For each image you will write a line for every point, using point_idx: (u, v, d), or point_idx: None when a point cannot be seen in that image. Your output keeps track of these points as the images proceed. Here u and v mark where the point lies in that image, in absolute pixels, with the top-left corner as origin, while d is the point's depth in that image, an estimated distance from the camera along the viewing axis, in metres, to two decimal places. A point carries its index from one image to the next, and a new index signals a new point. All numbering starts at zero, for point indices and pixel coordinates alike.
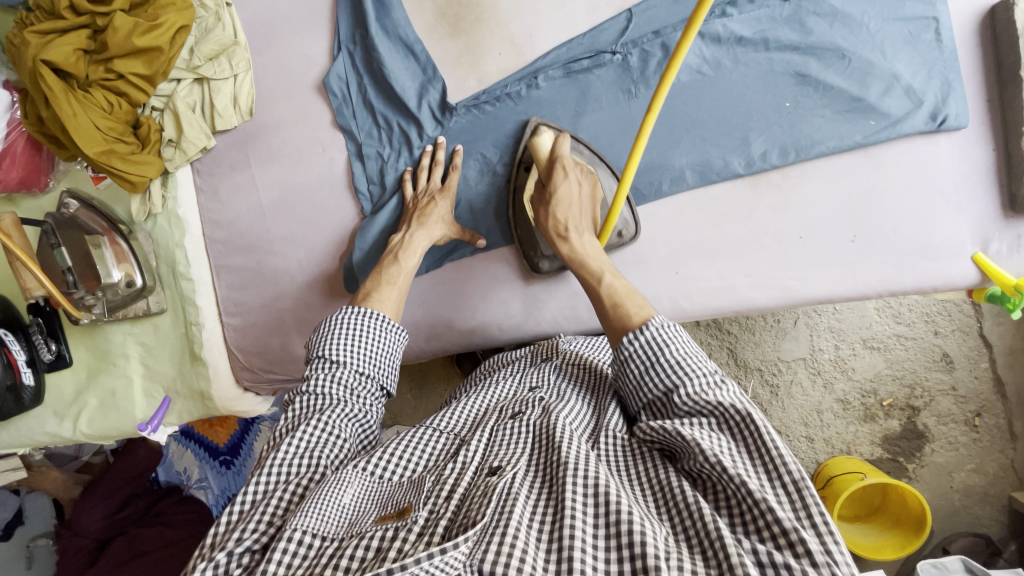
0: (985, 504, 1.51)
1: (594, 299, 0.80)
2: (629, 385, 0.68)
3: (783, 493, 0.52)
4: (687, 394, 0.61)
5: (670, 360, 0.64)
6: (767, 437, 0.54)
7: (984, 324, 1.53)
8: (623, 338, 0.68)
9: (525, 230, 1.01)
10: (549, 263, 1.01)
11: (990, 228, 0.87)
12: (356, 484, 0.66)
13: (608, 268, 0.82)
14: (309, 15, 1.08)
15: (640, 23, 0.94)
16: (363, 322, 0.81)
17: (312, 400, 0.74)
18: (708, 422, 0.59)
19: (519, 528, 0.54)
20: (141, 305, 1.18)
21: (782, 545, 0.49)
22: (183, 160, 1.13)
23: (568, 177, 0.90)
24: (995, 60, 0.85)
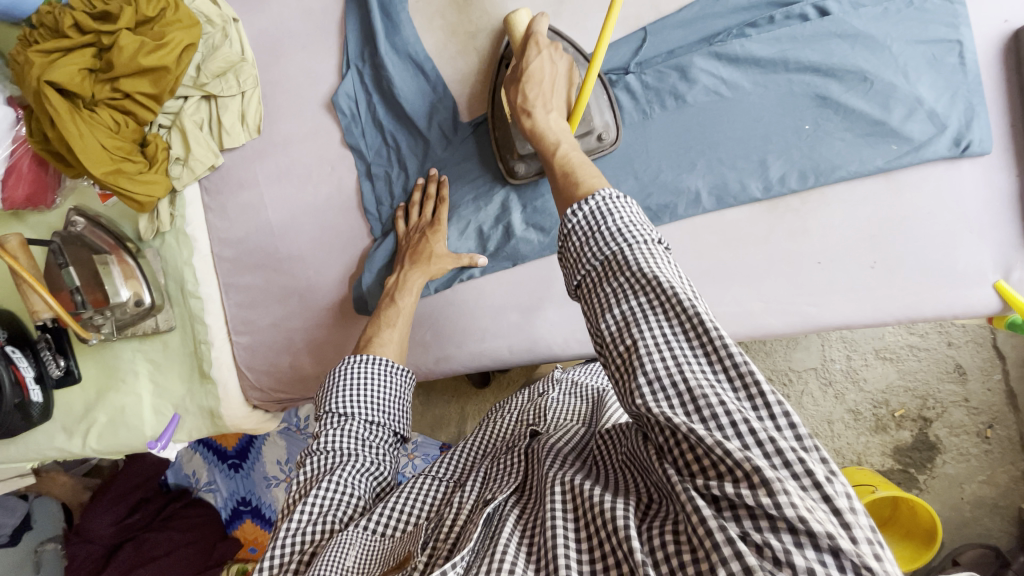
0: (997, 516, 1.49)
1: (548, 170, 0.76)
2: (570, 271, 0.61)
3: (730, 384, 0.46)
4: (627, 263, 0.54)
5: (608, 229, 0.57)
6: (703, 316, 0.48)
7: (998, 336, 1.52)
8: (565, 214, 0.61)
9: (503, 130, 0.96)
10: (525, 166, 0.96)
11: (1013, 255, 0.85)
12: (357, 545, 0.65)
13: (568, 143, 0.79)
14: (318, 31, 1.06)
15: (655, 43, 0.94)
16: (366, 369, 0.80)
17: (322, 460, 0.74)
18: (646, 303, 0.51)
19: (508, 551, 0.53)
20: (150, 322, 1.18)
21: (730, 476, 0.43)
22: (191, 178, 1.11)
23: (542, 53, 0.85)
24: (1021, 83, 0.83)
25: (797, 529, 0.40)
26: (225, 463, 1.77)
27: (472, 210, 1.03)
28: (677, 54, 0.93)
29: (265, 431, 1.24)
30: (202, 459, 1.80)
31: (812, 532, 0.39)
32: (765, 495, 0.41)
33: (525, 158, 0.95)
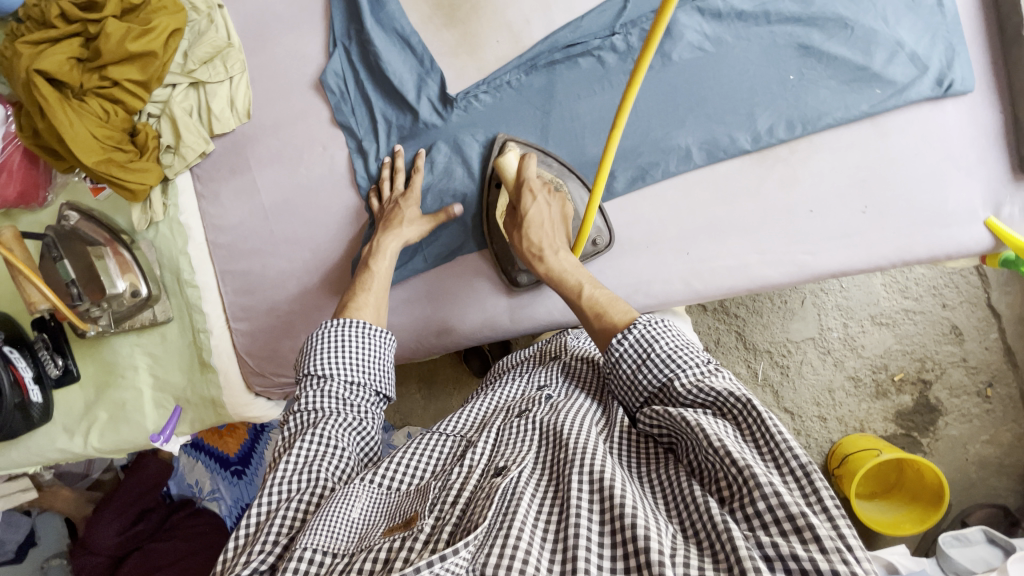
0: (1001, 475, 1.52)
1: (577, 313, 0.82)
2: (622, 385, 0.69)
3: (793, 483, 0.51)
4: (686, 381, 0.62)
5: (658, 355, 0.65)
6: (772, 424, 0.54)
7: (992, 295, 1.53)
8: (611, 340, 0.70)
9: (501, 244, 1.03)
10: (526, 276, 1.03)
11: (1001, 192, 0.88)
12: (365, 496, 0.68)
13: (586, 280, 0.85)
14: (302, 12, 1.07)
15: (638, 4, 0.94)
16: (344, 332, 0.83)
17: (306, 415, 0.78)
18: (709, 410, 0.60)
19: (523, 528, 0.53)
20: (147, 314, 1.17)
21: (788, 531, 0.47)
22: (182, 166, 1.11)
23: (537, 199, 0.91)
24: (997, 23, 0.86)
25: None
26: (229, 470, 1.78)
27: (467, 179, 1.03)
28: (663, 12, 0.93)
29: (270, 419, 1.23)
30: (204, 467, 1.80)
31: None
32: (840, 562, 0.44)
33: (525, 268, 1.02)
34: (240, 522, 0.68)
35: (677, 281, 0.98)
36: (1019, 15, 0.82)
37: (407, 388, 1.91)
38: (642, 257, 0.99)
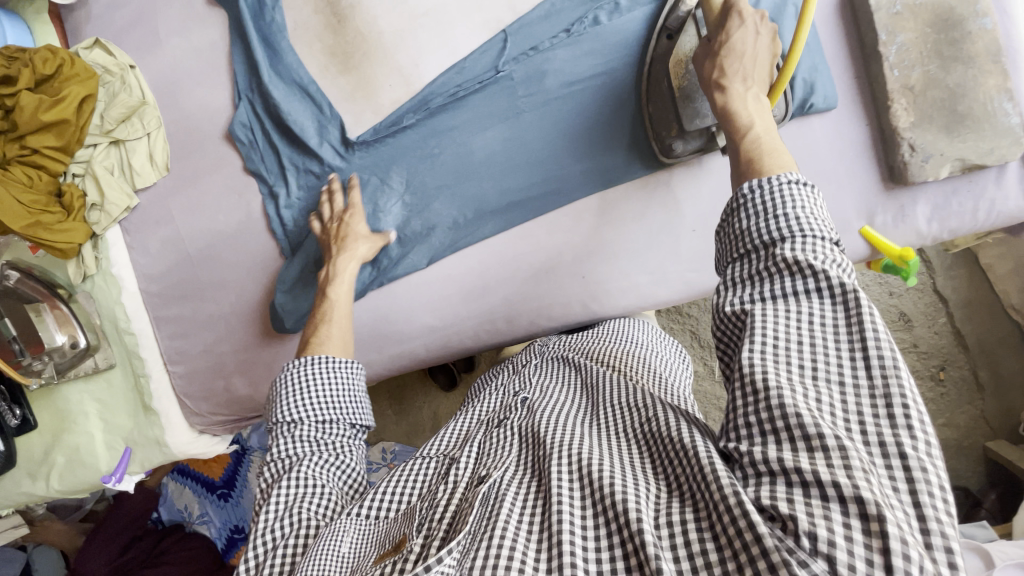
0: (960, 455, 1.81)
1: (734, 153, 0.72)
2: (733, 236, 0.65)
3: (862, 370, 0.52)
4: (792, 248, 0.58)
5: (794, 212, 0.60)
6: (866, 313, 0.53)
7: (938, 280, 1.79)
8: (741, 187, 0.64)
9: (658, 104, 0.94)
10: (683, 145, 0.94)
11: (874, 202, 0.91)
12: (353, 529, 0.70)
13: (761, 126, 0.73)
14: (208, 68, 1.12)
15: (517, 42, 0.98)
16: (303, 372, 0.86)
17: (279, 464, 0.82)
18: (795, 282, 0.58)
19: (506, 529, 0.59)
20: (89, 363, 1.23)
21: (813, 447, 0.50)
22: (109, 222, 1.16)
23: (746, 24, 0.77)
24: (858, 39, 0.88)
25: (868, 514, 0.46)
26: (214, 493, 1.85)
27: (373, 220, 1.06)
28: (541, 49, 0.97)
29: (215, 454, 1.28)
30: (191, 492, 1.87)
31: (880, 518, 0.45)
32: (843, 474, 0.48)
33: (684, 135, 0.93)
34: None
35: (576, 303, 1.07)
36: (874, 31, 0.84)
37: (376, 401, 1.96)
38: (543, 282, 1.06)
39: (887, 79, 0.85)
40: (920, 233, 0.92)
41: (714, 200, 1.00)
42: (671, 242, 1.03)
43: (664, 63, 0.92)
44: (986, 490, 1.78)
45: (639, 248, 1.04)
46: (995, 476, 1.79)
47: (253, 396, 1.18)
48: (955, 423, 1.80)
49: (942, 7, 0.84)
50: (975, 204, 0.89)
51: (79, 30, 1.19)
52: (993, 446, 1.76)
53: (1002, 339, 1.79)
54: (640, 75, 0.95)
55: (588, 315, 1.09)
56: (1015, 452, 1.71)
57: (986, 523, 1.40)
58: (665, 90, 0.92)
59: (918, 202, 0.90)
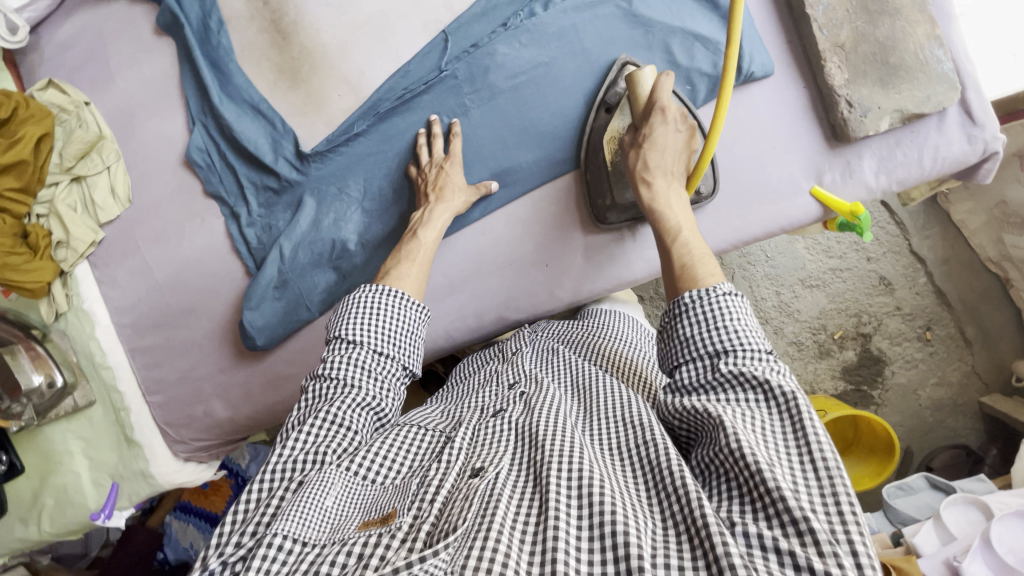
0: (957, 414, 1.80)
1: (664, 256, 0.79)
2: (675, 343, 0.71)
3: (812, 475, 0.57)
4: (732, 364, 0.66)
5: (730, 325, 0.67)
6: (809, 425, 0.59)
7: (914, 241, 1.78)
8: (682, 294, 0.71)
9: (595, 173, 1.00)
10: (617, 214, 1.01)
11: (819, 161, 0.92)
12: (340, 484, 0.71)
13: (687, 227, 0.81)
14: (161, 97, 1.14)
15: (458, 41, 0.99)
16: (380, 299, 0.85)
17: (331, 383, 0.80)
18: (744, 394, 0.65)
19: (501, 529, 0.58)
20: (68, 402, 1.23)
21: (789, 531, 0.53)
22: (76, 258, 1.16)
23: (668, 122, 0.86)
24: (786, 5, 0.90)
25: None
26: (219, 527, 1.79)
27: (334, 229, 1.07)
28: (482, 45, 0.98)
29: (203, 481, 1.26)
30: (195, 529, 1.78)
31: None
32: (833, 565, 0.50)
33: (617, 206, 1.00)
34: (232, 507, 0.71)
35: (542, 293, 1.08)
36: None
37: None
38: (507, 274, 1.07)
39: (818, 38, 0.86)
40: (869, 187, 0.92)
41: None
42: (628, 223, 1.04)
43: (601, 137, 0.98)
44: (987, 446, 1.78)
45: (598, 232, 1.05)
46: (992, 430, 1.80)
47: (233, 417, 1.19)
48: (947, 382, 1.80)
49: None
50: (920, 152, 0.89)
51: (32, 73, 1.20)
52: (987, 401, 1.76)
53: (985, 293, 1.80)
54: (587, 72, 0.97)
55: (554, 303, 1.10)
56: (1008, 404, 1.73)
57: (983, 476, 1.39)
58: (600, 162, 0.99)
59: (863, 156, 0.91)
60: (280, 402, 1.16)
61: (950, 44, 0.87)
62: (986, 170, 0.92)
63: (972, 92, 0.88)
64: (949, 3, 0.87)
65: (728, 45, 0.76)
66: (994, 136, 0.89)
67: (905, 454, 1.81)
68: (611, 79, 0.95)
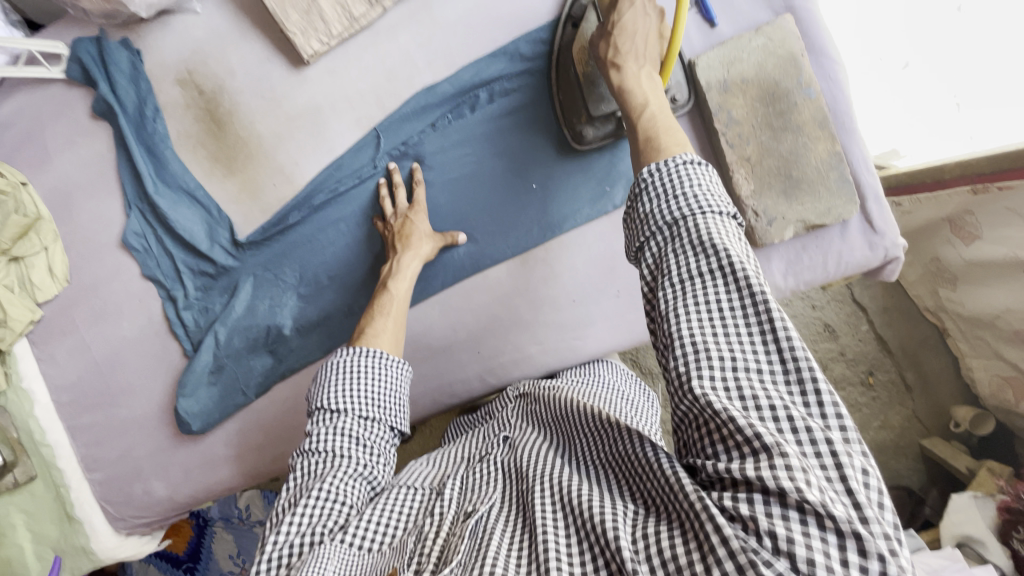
0: (899, 456, 1.83)
1: (630, 133, 0.74)
2: (637, 223, 0.63)
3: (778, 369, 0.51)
4: (694, 228, 0.58)
5: (688, 190, 0.59)
6: (763, 295, 0.53)
7: (856, 290, 1.85)
8: (642, 171, 0.64)
9: (566, 93, 0.95)
10: (594, 131, 0.95)
11: None
12: (337, 557, 0.66)
13: (655, 105, 0.74)
14: (99, 179, 1.14)
15: (389, 137, 1.02)
16: (360, 362, 0.82)
17: (318, 458, 0.76)
18: (703, 262, 0.56)
19: (496, 557, 0.60)
20: (8, 479, 1.18)
21: (749, 452, 0.49)
22: (14, 336, 1.15)
23: (635, 3, 0.78)
24: (699, 114, 0.94)
25: (822, 521, 0.45)
26: (180, 568, 1.71)
27: (270, 314, 1.09)
28: (411, 144, 1.02)
29: (147, 553, 1.29)
30: (155, 569, 1.73)
31: (833, 518, 0.44)
32: (786, 478, 0.46)
33: (593, 121, 0.94)
34: None
35: (474, 379, 1.09)
36: (709, 108, 0.90)
37: None
38: (440, 360, 1.08)
39: (726, 151, 0.90)
40: (778, 288, 0.97)
41: (588, 270, 1.05)
42: (555, 315, 1.06)
43: (569, 52, 0.93)
44: (928, 487, 1.80)
45: (528, 321, 1.06)
46: (933, 471, 1.82)
47: (172, 495, 1.19)
48: (890, 425, 1.84)
49: (767, 82, 0.88)
50: (824, 256, 0.94)
51: None
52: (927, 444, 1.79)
53: (924, 341, 1.85)
54: (511, 171, 1.01)
55: (488, 388, 1.10)
56: (947, 448, 1.76)
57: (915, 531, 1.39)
58: (571, 79, 0.94)
59: (772, 259, 0.95)
60: (218, 481, 1.18)
61: (850, 155, 0.92)
62: (889, 271, 0.97)
63: (872, 200, 0.92)
64: (851, 117, 0.91)
65: None
66: (894, 243, 0.93)
67: None
68: None
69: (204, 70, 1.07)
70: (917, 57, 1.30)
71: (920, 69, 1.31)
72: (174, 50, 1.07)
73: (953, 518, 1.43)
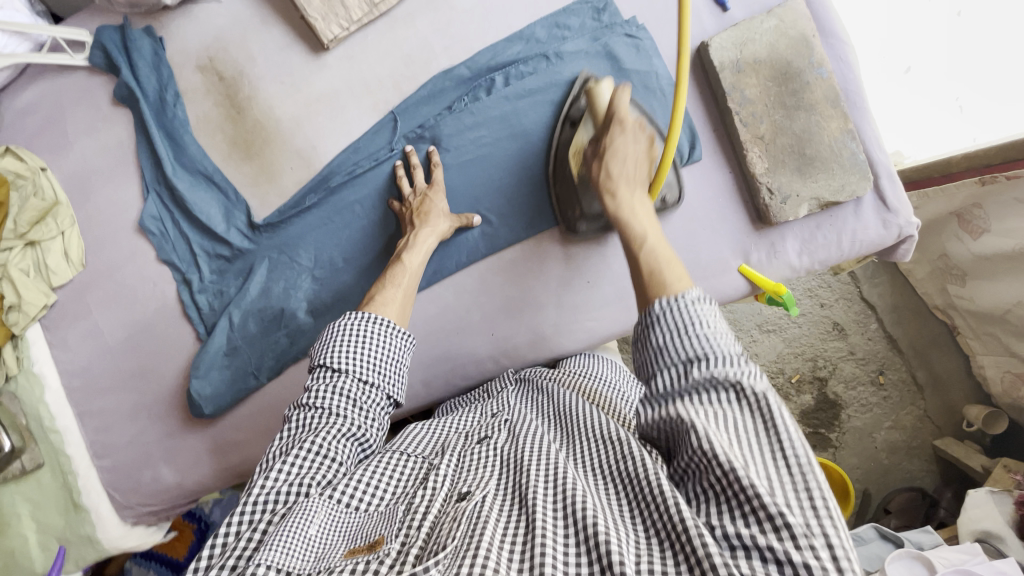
0: (912, 457, 1.80)
1: (632, 263, 0.76)
2: (649, 354, 0.65)
3: (788, 481, 0.52)
4: (708, 369, 0.59)
5: (700, 333, 0.61)
6: (780, 424, 0.54)
7: (864, 288, 1.85)
8: (654, 303, 0.66)
9: (563, 187, 1.01)
10: (586, 223, 1.02)
11: (747, 242, 0.97)
12: (323, 513, 0.67)
13: (653, 233, 0.78)
14: (118, 165, 1.16)
15: (406, 121, 1.04)
16: (366, 327, 0.81)
17: (315, 413, 0.76)
18: (719, 394, 0.58)
19: (490, 548, 0.57)
20: (15, 465, 1.17)
21: (765, 527, 0.51)
22: (28, 320, 1.15)
23: (627, 132, 0.86)
24: (713, 97, 0.95)
25: None
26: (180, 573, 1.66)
27: (284, 296, 1.09)
28: (429, 126, 1.03)
29: (151, 545, 1.24)
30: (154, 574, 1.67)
31: None
32: (811, 556, 0.48)
33: (587, 216, 1.01)
34: (208, 541, 0.64)
35: (487, 360, 1.09)
36: (722, 88, 0.91)
37: None
38: (454, 342, 1.08)
39: (739, 131, 0.91)
40: (792, 267, 0.97)
41: (602, 251, 1.06)
42: (569, 296, 1.07)
43: (567, 150, 1.00)
44: (942, 488, 1.78)
45: (542, 302, 1.07)
46: (947, 473, 1.79)
47: (181, 482, 1.18)
48: (902, 425, 1.80)
49: (780, 62, 0.90)
50: (839, 235, 0.95)
51: None
52: (940, 444, 1.77)
53: (933, 339, 1.84)
54: (526, 153, 1.02)
55: (500, 370, 1.10)
56: (960, 448, 1.74)
57: (930, 528, 1.41)
58: (567, 175, 1.00)
59: (787, 238, 0.96)
60: (227, 468, 1.17)
61: (863, 135, 0.93)
62: (903, 250, 0.97)
63: (886, 179, 0.94)
64: (863, 98, 0.93)
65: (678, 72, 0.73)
66: (908, 221, 0.94)
67: (863, 497, 1.80)
68: (575, 94, 0.99)
69: (225, 56, 1.09)
70: (920, 61, 1.34)
71: (922, 74, 1.34)
72: (197, 38, 1.10)
73: (971, 513, 1.40)
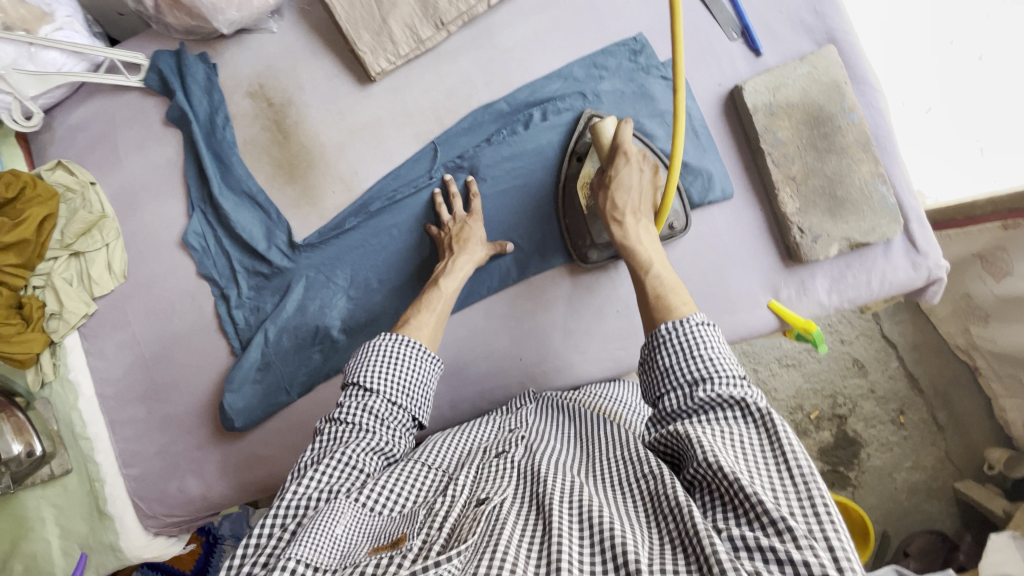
0: (932, 499, 1.77)
1: (639, 288, 0.83)
2: (655, 374, 0.71)
3: (791, 490, 0.57)
4: (710, 389, 0.65)
5: (703, 354, 0.68)
6: (785, 438, 0.60)
7: (886, 326, 1.84)
8: (660, 327, 0.72)
9: (573, 218, 1.04)
10: (597, 252, 1.04)
11: (777, 278, 0.98)
12: (349, 514, 0.69)
13: (658, 260, 0.85)
14: (166, 182, 1.21)
15: (447, 150, 1.08)
16: (399, 350, 0.83)
17: (344, 428, 0.78)
18: (724, 412, 0.64)
19: (507, 547, 0.58)
20: (44, 470, 1.19)
21: (768, 527, 0.54)
22: (67, 329, 1.18)
23: (631, 163, 0.89)
24: (745, 140, 0.99)
25: None
26: None
27: (319, 314, 1.11)
28: (468, 157, 1.07)
29: (171, 556, 1.25)
30: None
31: None
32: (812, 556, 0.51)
33: (598, 245, 1.03)
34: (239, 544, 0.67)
35: (515, 385, 1.10)
36: (755, 129, 0.94)
37: None
38: (483, 366, 1.10)
39: (772, 172, 0.94)
40: (822, 304, 0.98)
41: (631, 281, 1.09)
42: (597, 325, 1.10)
43: (575, 182, 1.04)
44: (962, 532, 1.74)
45: (571, 330, 1.09)
46: (968, 516, 1.76)
47: (206, 494, 1.19)
48: (922, 466, 1.78)
49: (812, 105, 0.93)
50: (868, 275, 0.96)
51: (45, 150, 1.26)
52: (961, 486, 1.74)
53: (954, 379, 1.82)
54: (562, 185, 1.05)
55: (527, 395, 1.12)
56: (982, 492, 1.71)
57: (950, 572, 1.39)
58: (577, 206, 1.03)
59: (816, 276, 0.98)
60: (252, 481, 1.18)
61: (893, 178, 0.96)
62: (932, 291, 0.98)
63: (915, 223, 0.96)
64: (894, 144, 0.96)
65: (674, 116, 0.78)
66: (938, 263, 0.96)
67: (881, 537, 1.76)
68: (580, 131, 1.03)
69: (275, 84, 1.14)
70: (940, 104, 1.36)
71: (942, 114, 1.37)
72: (249, 65, 1.15)
73: (994, 557, 1.37)
